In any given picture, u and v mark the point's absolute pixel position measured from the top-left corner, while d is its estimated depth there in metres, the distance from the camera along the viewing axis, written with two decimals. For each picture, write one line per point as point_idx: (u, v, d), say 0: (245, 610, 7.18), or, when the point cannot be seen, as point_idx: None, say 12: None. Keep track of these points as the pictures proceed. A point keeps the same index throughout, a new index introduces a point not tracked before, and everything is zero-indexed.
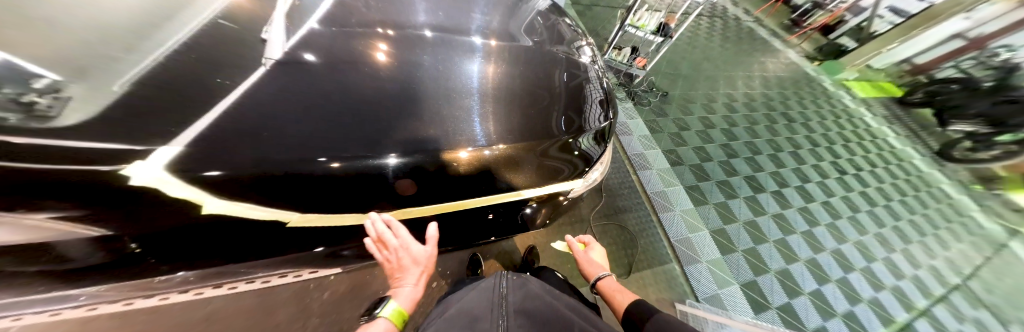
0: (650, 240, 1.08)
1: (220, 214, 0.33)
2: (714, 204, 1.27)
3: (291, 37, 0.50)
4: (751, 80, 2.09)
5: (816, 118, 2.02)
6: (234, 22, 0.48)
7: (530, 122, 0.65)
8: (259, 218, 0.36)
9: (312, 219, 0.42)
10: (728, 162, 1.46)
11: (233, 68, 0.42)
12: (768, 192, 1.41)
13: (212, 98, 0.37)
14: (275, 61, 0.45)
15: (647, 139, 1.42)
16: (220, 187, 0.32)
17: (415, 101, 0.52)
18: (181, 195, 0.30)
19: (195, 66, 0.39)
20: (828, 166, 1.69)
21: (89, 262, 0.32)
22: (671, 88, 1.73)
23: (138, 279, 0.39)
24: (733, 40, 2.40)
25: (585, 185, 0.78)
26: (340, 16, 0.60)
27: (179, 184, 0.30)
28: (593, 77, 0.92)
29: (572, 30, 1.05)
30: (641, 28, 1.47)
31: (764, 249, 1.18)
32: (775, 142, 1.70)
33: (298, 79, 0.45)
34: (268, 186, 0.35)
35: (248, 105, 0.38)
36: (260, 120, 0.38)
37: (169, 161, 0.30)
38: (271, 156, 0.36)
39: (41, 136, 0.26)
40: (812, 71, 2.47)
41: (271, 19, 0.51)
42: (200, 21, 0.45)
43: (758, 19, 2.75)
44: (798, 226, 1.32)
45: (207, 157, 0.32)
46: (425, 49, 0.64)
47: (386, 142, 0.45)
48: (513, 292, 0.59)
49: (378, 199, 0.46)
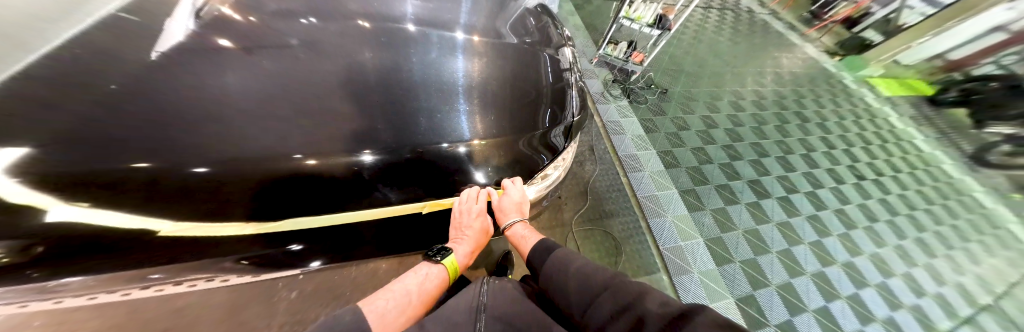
0: (637, 248, 1.01)
1: (67, 224, 0.28)
2: (711, 210, 1.18)
3: (200, 25, 0.47)
4: (762, 77, 1.95)
5: (833, 118, 1.87)
6: (138, 16, 0.45)
7: (507, 117, 0.63)
8: (121, 227, 0.31)
9: (190, 229, 0.35)
10: (730, 165, 1.36)
11: (123, 63, 0.38)
12: (775, 198, 1.30)
13: (104, 86, 0.35)
14: (162, 54, 0.41)
15: (641, 139, 1.34)
16: (98, 191, 0.30)
17: (398, 93, 0.53)
18: (22, 201, 0.26)
19: (85, 60, 0.36)
20: (845, 170, 1.55)
21: None
22: (672, 85, 1.63)
23: (25, 284, 0.31)
24: (745, 34, 2.25)
25: (541, 188, 0.70)
26: (286, 5, 0.57)
27: (25, 191, 0.26)
28: (573, 76, 0.86)
29: (558, 29, 0.98)
30: (637, 20, 1.38)
31: (765, 260, 1.09)
32: (786, 143, 1.57)
33: (206, 75, 0.41)
34: (193, 189, 0.35)
35: (143, 100, 0.36)
36: (168, 117, 0.36)
37: (10, 164, 0.26)
38: (233, 155, 0.37)
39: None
40: (832, 67, 2.30)
41: (173, 11, 0.47)
42: (98, 14, 0.42)
43: (773, 12, 2.58)
44: (806, 235, 1.21)
45: (76, 157, 0.29)
46: (408, 41, 0.62)
47: (366, 140, 0.47)
48: (493, 294, 0.48)
49: (283, 207, 0.40)
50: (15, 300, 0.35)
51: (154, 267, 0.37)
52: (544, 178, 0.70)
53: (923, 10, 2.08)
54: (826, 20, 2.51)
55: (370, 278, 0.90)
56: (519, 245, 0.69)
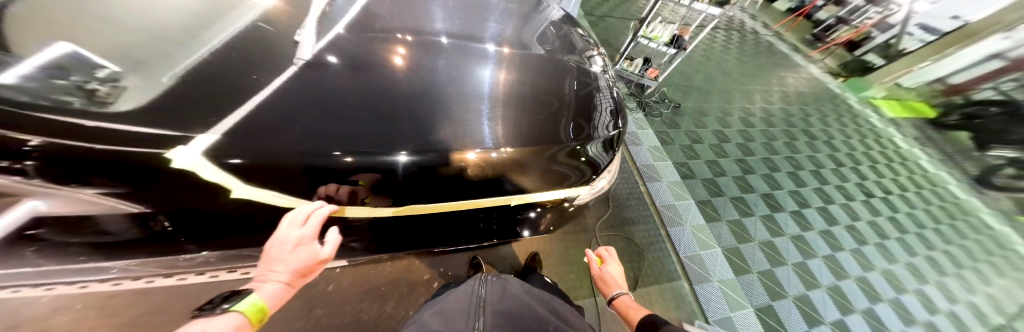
0: (658, 255, 1.05)
1: (246, 198, 0.36)
2: (727, 221, 1.22)
3: (330, 42, 0.54)
4: (769, 95, 2.03)
5: (840, 137, 1.93)
6: (271, 26, 0.52)
7: (525, 128, 0.62)
8: (273, 203, 0.38)
9: (327, 210, 0.43)
10: (743, 178, 1.42)
11: (277, 67, 0.46)
12: (787, 212, 1.34)
13: (253, 86, 0.41)
14: (303, 61, 0.48)
15: (657, 150, 1.39)
16: (249, 175, 0.34)
17: (420, 105, 0.52)
18: (216, 180, 0.33)
19: (237, 60, 0.44)
20: (853, 188, 1.60)
21: (124, 236, 0.35)
22: (684, 100, 1.70)
23: (165, 256, 0.41)
24: (751, 54, 2.35)
25: (592, 192, 0.74)
26: (356, 26, 0.60)
27: (216, 170, 0.33)
28: (603, 78, 0.93)
29: (581, 37, 1.05)
30: (654, 40, 1.48)
31: (782, 272, 1.12)
32: (795, 159, 1.63)
33: (268, 80, 0.43)
34: (297, 179, 0.38)
35: (286, 104, 0.41)
36: (295, 115, 0.40)
37: (210, 147, 0.33)
38: (263, 147, 0.36)
39: (97, 120, 0.30)
40: (836, 88, 2.39)
41: (301, 25, 0.55)
42: (241, 24, 0.49)
43: (777, 34, 2.71)
44: (819, 249, 1.25)
45: (249, 142, 0.35)
46: (439, 53, 0.65)
47: (395, 141, 0.45)
48: (492, 293, 0.55)
49: (374, 191, 0.44)
50: (141, 258, 0.40)
51: (239, 248, 0.45)
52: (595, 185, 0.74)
53: (921, 38, 2.21)
54: (829, 42, 2.82)
55: (406, 272, 0.90)
56: (627, 315, 0.70)
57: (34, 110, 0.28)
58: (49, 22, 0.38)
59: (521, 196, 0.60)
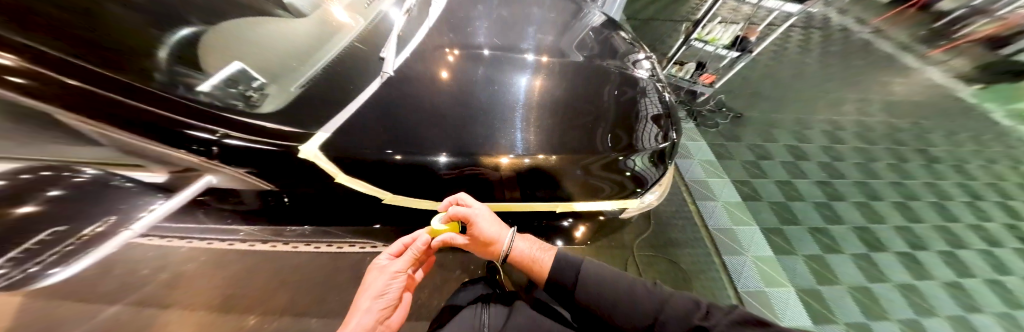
0: (709, 284, 0.92)
1: (350, 186, 0.45)
2: (805, 256, 1.05)
3: (412, 57, 0.64)
4: (866, 105, 1.68)
5: (976, 161, 1.49)
6: (364, 44, 0.67)
7: (557, 135, 0.61)
8: (364, 191, 0.47)
9: (402, 199, 0.51)
10: (827, 205, 1.20)
11: (370, 78, 0.57)
12: (892, 253, 1.09)
13: (356, 94, 0.53)
14: (388, 74, 0.58)
15: (710, 165, 1.26)
16: (349, 166, 0.43)
17: (456, 114, 0.56)
18: (330, 167, 0.42)
19: (338, 75, 0.56)
20: (1000, 230, 1.22)
21: (249, 207, 0.47)
22: (746, 110, 1.51)
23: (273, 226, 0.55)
24: (839, 55, 1.98)
25: (637, 209, 0.72)
26: (436, 42, 0.71)
27: (324, 159, 0.42)
28: (650, 82, 0.89)
29: (624, 40, 1.02)
30: (711, 43, 1.37)
31: (883, 328, 0.89)
32: (904, 186, 1.32)
33: (354, 89, 0.53)
34: (398, 169, 0.46)
35: (382, 110, 0.51)
36: (388, 119, 0.50)
37: (324, 143, 0.43)
38: (355, 143, 0.45)
39: (251, 117, 0.43)
40: (969, 97, 1.89)
41: (386, 44, 0.67)
42: (343, 44, 0.65)
43: (877, 31, 2.24)
44: (941, 306, 0.97)
45: (358, 140, 0.45)
46: (482, 64, 0.70)
47: (436, 144, 0.49)
48: (496, 314, 0.48)
49: (427, 187, 0.50)
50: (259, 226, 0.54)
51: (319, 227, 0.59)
52: (637, 204, 0.71)
53: None
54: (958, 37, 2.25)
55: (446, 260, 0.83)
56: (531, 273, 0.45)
57: (220, 108, 0.42)
58: (221, 44, 0.54)
59: (555, 204, 0.61)
